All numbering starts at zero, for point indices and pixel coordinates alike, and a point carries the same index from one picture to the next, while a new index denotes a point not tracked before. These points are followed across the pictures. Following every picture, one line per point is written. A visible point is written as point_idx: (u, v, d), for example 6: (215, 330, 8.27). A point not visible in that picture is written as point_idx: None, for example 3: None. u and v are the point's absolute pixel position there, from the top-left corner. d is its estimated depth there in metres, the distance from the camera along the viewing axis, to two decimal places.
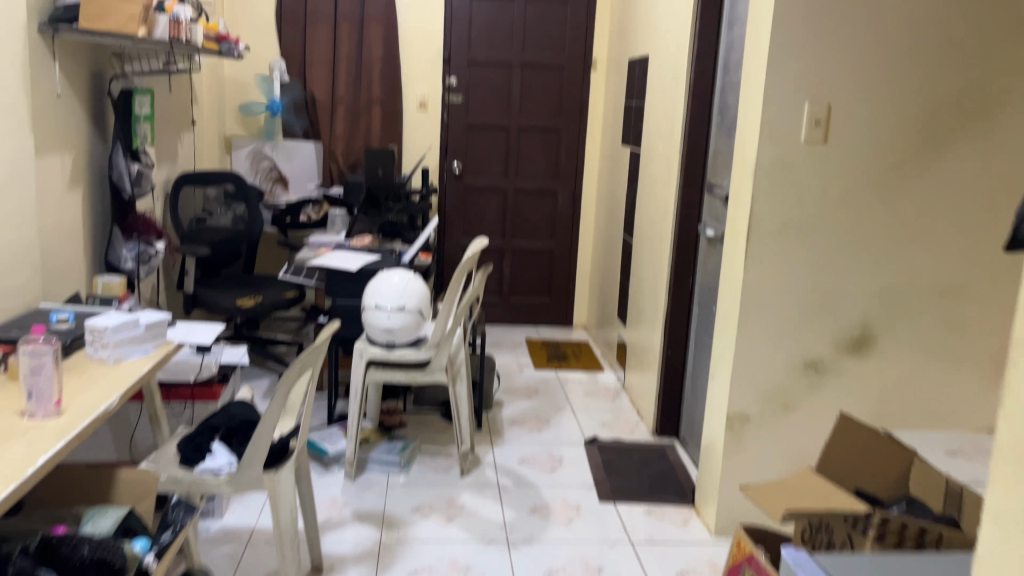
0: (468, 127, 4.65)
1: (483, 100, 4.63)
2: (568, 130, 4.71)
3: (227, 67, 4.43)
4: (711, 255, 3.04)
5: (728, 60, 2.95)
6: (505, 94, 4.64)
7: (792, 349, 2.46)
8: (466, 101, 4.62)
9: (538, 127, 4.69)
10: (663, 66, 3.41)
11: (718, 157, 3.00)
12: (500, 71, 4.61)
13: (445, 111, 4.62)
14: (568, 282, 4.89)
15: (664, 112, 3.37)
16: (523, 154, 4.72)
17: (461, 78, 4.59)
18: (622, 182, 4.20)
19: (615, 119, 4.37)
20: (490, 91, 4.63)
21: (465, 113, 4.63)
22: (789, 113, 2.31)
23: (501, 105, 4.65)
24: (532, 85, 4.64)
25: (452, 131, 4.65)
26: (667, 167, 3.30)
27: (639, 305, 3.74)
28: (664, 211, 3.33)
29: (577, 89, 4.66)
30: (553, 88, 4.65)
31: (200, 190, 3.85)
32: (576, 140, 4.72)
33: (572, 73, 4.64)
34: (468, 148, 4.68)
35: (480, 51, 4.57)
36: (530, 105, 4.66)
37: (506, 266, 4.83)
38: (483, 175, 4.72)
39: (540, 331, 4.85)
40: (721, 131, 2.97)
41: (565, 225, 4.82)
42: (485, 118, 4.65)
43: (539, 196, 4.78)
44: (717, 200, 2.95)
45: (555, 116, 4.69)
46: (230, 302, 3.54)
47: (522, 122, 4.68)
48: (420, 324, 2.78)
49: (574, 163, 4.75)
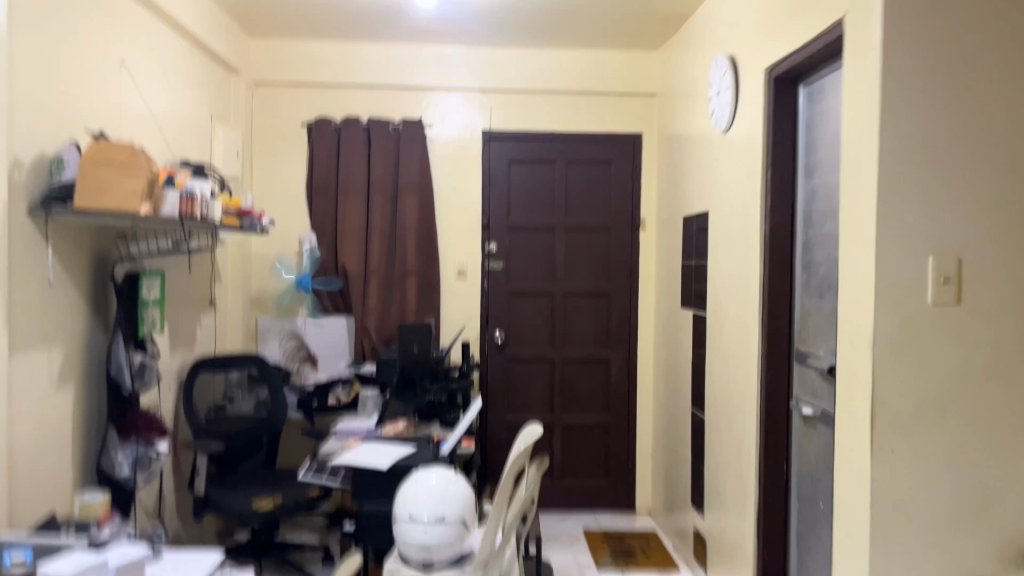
0: (511, 294, 4.32)
1: (525, 266, 4.32)
2: (618, 293, 4.34)
3: (255, 242, 4.21)
4: (810, 438, 2.54)
5: (808, 213, 2.59)
6: (549, 258, 4.33)
7: (943, 566, 1.91)
8: (507, 267, 4.31)
9: (585, 291, 4.33)
10: (727, 223, 3.06)
11: (807, 322, 2.57)
12: (543, 235, 4.32)
13: (485, 279, 4.30)
14: (627, 461, 4.34)
15: (733, 273, 2.99)
16: (571, 321, 4.34)
17: (500, 243, 4.30)
18: (684, 349, 3.76)
19: (671, 280, 4.00)
20: (532, 256, 4.32)
21: (506, 280, 4.31)
22: (908, 271, 1.90)
23: (544, 269, 4.32)
24: (577, 247, 4.33)
25: (492, 300, 4.31)
26: (743, 335, 2.87)
27: (717, 492, 3.19)
28: (743, 385, 2.87)
29: (626, 250, 4.33)
30: (600, 250, 4.33)
31: (222, 375, 3.52)
32: (627, 304, 4.34)
33: (619, 233, 4.33)
34: (510, 316, 4.32)
35: (520, 215, 4.31)
36: (575, 269, 4.33)
37: (557, 445, 4.32)
38: (528, 345, 4.33)
39: (598, 518, 4.26)
40: (809, 292, 2.56)
41: (620, 396, 4.35)
42: (527, 284, 4.32)
43: (590, 366, 4.35)
44: (812, 371, 2.50)
45: (603, 279, 4.34)
46: (246, 504, 3.08)
47: (568, 287, 4.33)
48: (464, 537, 2.28)
49: (626, 328, 4.34)
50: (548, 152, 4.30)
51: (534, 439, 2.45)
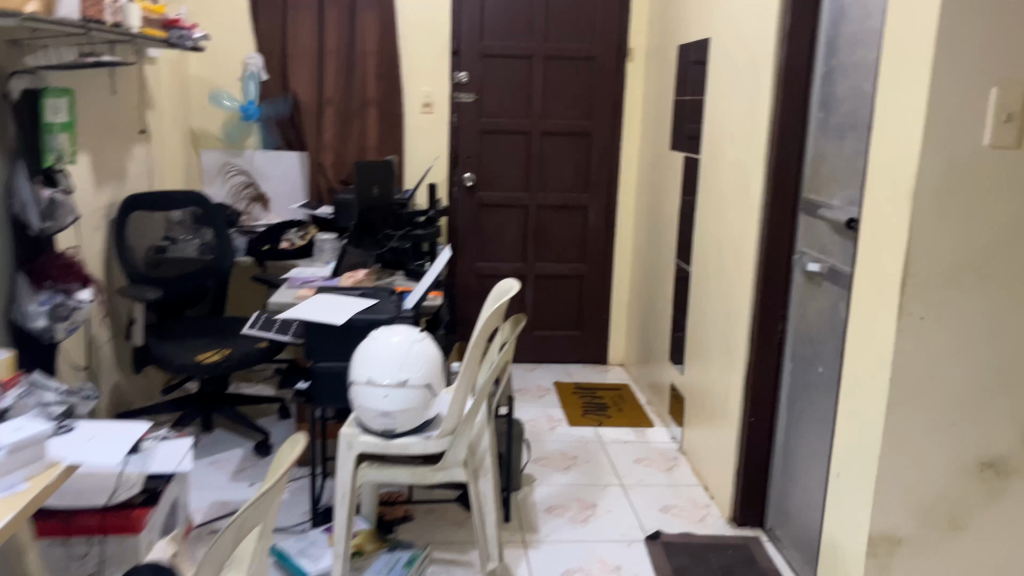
0: (482, 131, 3.92)
1: (498, 99, 3.90)
2: (599, 133, 3.97)
3: (193, 65, 3.71)
4: (813, 297, 2.30)
5: (834, 38, 2.21)
6: (524, 91, 3.91)
7: (963, 443, 1.72)
8: (478, 101, 3.89)
9: (564, 130, 3.95)
10: (732, 52, 2.68)
11: (821, 168, 2.26)
12: (519, 65, 3.88)
13: (454, 113, 3.89)
14: (601, 312, 4.14)
15: (735, 110, 2.63)
16: (547, 162, 3.98)
17: (471, 73, 3.86)
18: (671, 196, 3.46)
19: (660, 119, 3.64)
20: (506, 88, 3.89)
21: (477, 115, 3.90)
22: (967, 105, 1.57)
23: (519, 104, 3.92)
24: (557, 80, 3.91)
25: (461, 137, 3.91)
26: (743, 181, 2.56)
27: (700, 350, 3.00)
28: (740, 236, 2.59)
29: (610, 84, 3.92)
30: (582, 83, 3.91)
31: (160, 214, 3.18)
32: (608, 144, 3.98)
33: (604, 65, 3.90)
34: (481, 156, 3.95)
35: (494, 41, 3.84)
36: (554, 104, 3.93)
37: (529, 294, 4.10)
38: (500, 188, 3.99)
39: (570, 370, 4.11)
40: (826, 133, 2.23)
41: (597, 245, 4.08)
42: (500, 120, 3.92)
43: (567, 212, 4.04)
44: (823, 224, 2.22)
45: (584, 116, 3.95)
46: (189, 357, 2.82)
47: (545, 124, 3.94)
48: (429, 403, 2.05)
49: (606, 172, 4.01)
50: None
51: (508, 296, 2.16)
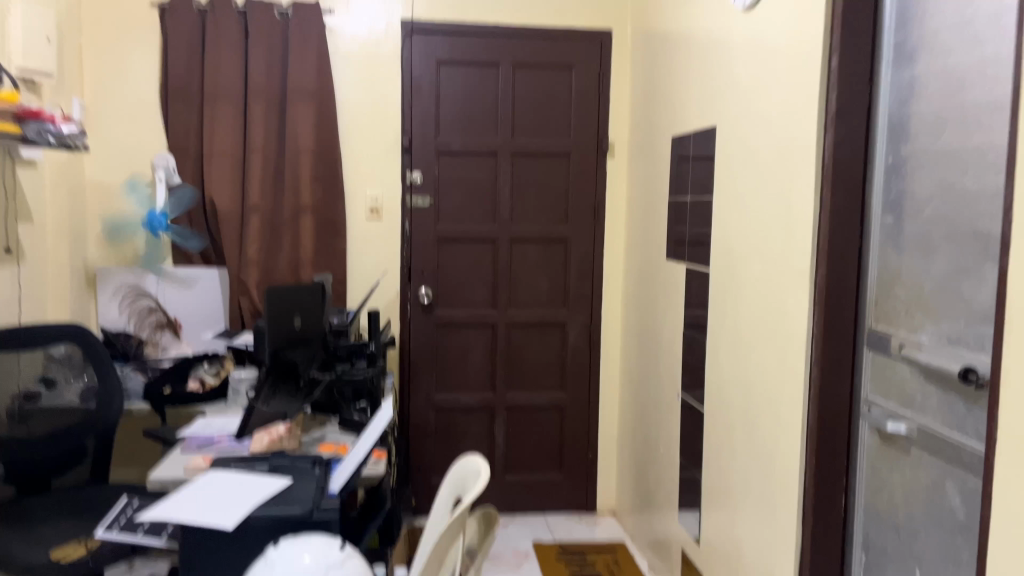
0: (440, 239, 3.32)
1: (459, 202, 3.33)
2: (578, 238, 3.40)
3: (91, 168, 3.09)
4: (895, 467, 1.67)
5: (901, 118, 1.67)
6: (489, 192, 3.34)
7: None
8: (435, 205, 3.31)
9: (536, 236, 3.37)
10: (750, 142, 2.13)
11: (896, 289, 1.67)
12: (482, 162, 3.32)
13: (406, 219, 3.29)
14: (585, 451, 3.47)
15: (760, 213, 2.07)
16: (517, 274, 3.38)
17: (427, 171, 3.29)
18: (670, 314, 2.86)
19: (652, 221, 3.08)
20: (468, 189, 3.33)
21: (435, 221, 3.31)
22: None
23: (484, 207, 3.34)
24: (526, 179, 3.35)
25: (416, 246, 3.31)
26: (778, 303, 1.97)
27: (723, 515, 2.34)
28: (777, 376, 1.97)
29: (588, 183, 3.38)
30: (556, 182, 3.37)
31: (38, 352, 2.40)
32: (588, 252, 3.41)
33: (580, 161, 3.37)
34: (440, 267, 3.33)
35: (453, 135, 3.29)
36: (525, 207, 3.37)
37: (500, 431, 3.41)
38: (462, 305, 3.36)
39: (551, 522, 3.39)
40: (901, 243, 1.65)
41: (580, 369, 3.44)
42: (462, 226, 3.33)
43: (542, 332, 3.42)
44: (909, 368, 1.61)
45: (559, 220, 3.39)
46: (42, 555, 2.07)
47: (514, 230, 3.36)
48: None
49: (587, 283, 3.42)
50: (489, 51, 3.27)
51: (479, 493, 1.45)
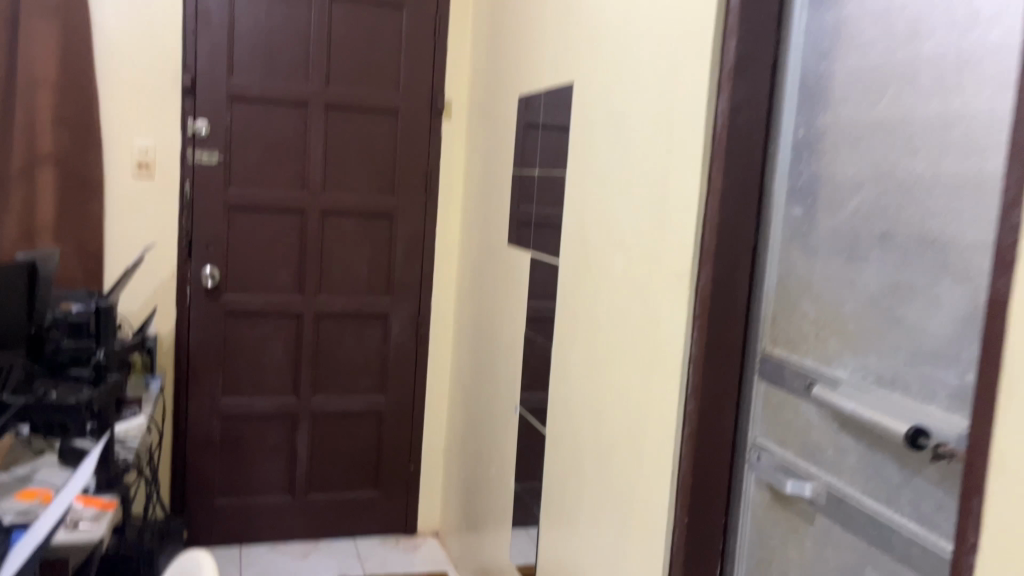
0: (232, 206, 2.67)
1: (258, 162, 2.69)
2: (406, 214, 2.86)
3: None
4: (790, 536, 1.27)
5: (818, 77, 1.26)
6: (296, 151, 2.72)
7: None
8: (226, 164, 2.65)
9: (353, 209, 2.80)
10: (619, 102, 1.68)
11: (802, 304, 1.27)
12: (288, 114, 2.70)
13: (188, 179, 2.62)
14: (406, 464, 2.96)
15: (627, 196, 1.62)
16: (330, 254, 2.80)
17: (216, 119, 2.62)
18: (509, 311, 2.39)
19: (493, 198, 2.59)
20: (270, 146, 2.69)
21: (225, 183, 2.66)
22: None
23: (290, 169, 2.72)
24: (344, 138, 2.77)
25: (199, 213, 2.64)
26: (646, 312, 1.53)
27: (564, 563, 1.91)
28: (641, 406, 1.55)
29: (419, 147, 2.84)
30: (380, 144, 2.80)
31: None
32: (417, 230, 2.87)
33: (409, 121, 2.82)
34: (230, 242, 2.69)
35: (250, 77, 2.64)
36: (341, 171, 2.78)
37: (303, 442, 2.83)
38: (258, 290, 2.74)
39: (362, 549, 2.87)
40: (812, 242, 1.25)
41: (403, 368, 2.92)
42: (260, 191, 2.70)
43: (358, 323, 2.85)
44: (818, 412, 1.21)
45: (384, 191, 2.83)
46: None
47: (327, 199, 2.77)
48: None
49: (414, 267, 2.88)
50: None
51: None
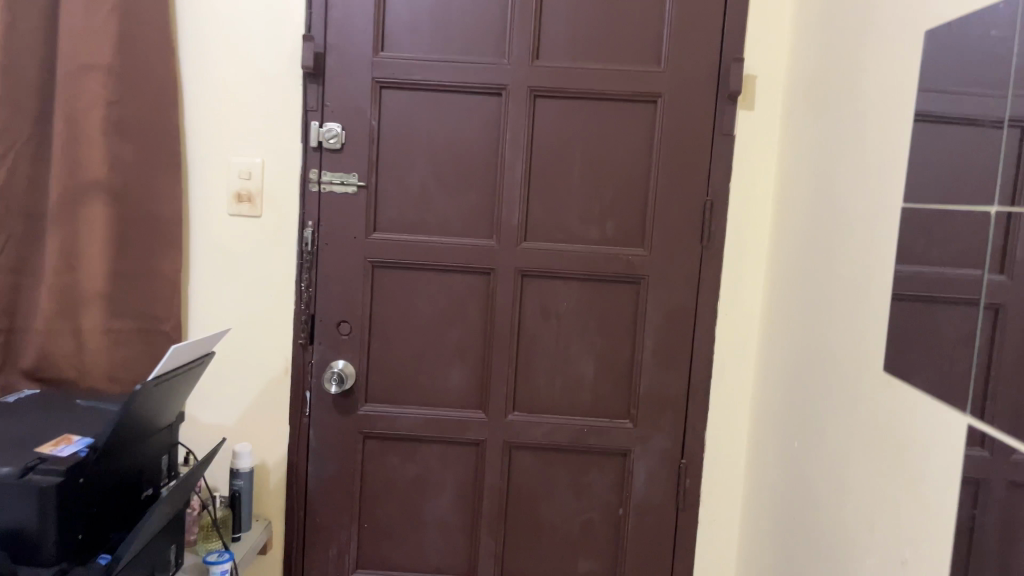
0: (377, 261, 1.65)
1: (419, 189, 1.64)
2: (665, 277, 1.63)
3: None
4: None
5: None
6: (482, 173, 1.64)
7: None
8: (371, 195, 1.64)
9: (575, 270, 1.65)
10: None
11: None
12: (471, 112, 1.62)
13: (311, 217, 1.64)
14: None
15: None
16: (533, 343, 1.67)
17: (356, 120, 1.62)
18: (872, 518, 1.07)
19: (832, 256, 1.29)
20: (439, 163, 1.64)
21: (368, 224, 1.64)
22: None
23: (470, 202, 1.65)
24: (560, 147, 1.63)
25: (327, 273, 1.65)
26: None
27: None
28: None
29: (693, 163, 1.61)
30: (624, 158, 1.62)
31: None
32: (682, 308, 1.64)
33: (676, 114, 1.60)
34: (373, 320, 1.67)
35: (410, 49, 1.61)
36: (554, 204, 1.64)
37: None
38: (415, 400, 1.69)
39: None
40: None
41: (653, 544, 1.69)
42: (423, 237, 1.65)
43: (575, 463, 1.69)
44: None
45: (626, 236, 1.64)
46: None
47: (530, 253, 1.65)
48: None
49: (674, 372, 1.65)
50: None
51: None
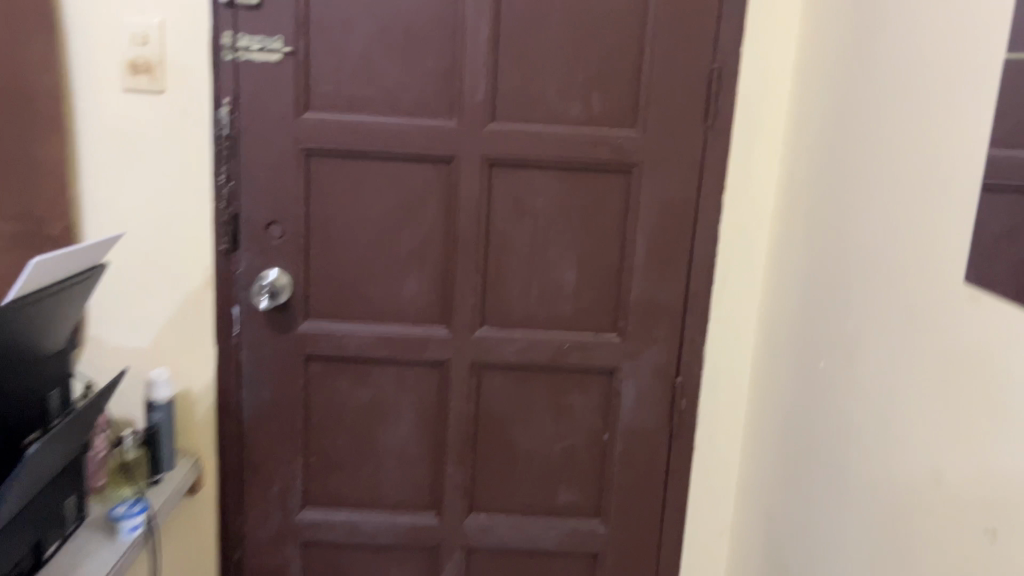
0: (313, 149, 1.36)
1: (361, 57, 1.33)
2: (662, 166, 1.36)
3: None
4: None
5: None
6: (440, 37, 1.33)
7: None
8: (301, 66, 1.33)
9: (553, 157, 1.36)
10: None
11: None
12: None
13: (227, 95, 1.33)
14: None
15: None
16: (505, 246, 1.41)
17: None
18: (940, 465, 0.85)
19: (882, 134, 1.02)
20: (385, 24, 1.32)
21: (298, 104, 1.34)
22: None
23: (425, 73, 1.34)
24: (535, 2, 1.31)
25: (251, 164, 1.35)
26: None
27: None
28: None
29: (698, 23, 1.31)
30: (612, 17, 1.31)
31: None
32: (682, 202, 1.37)
33: None
34: (312, 221, 1.39)
35: None
36: (528, 76, 1.34)
37: None
38: (365, 315, 1.43)
39: None
40: None
41: (644, 473, 1.48)
42: (368, 118, 1.35)
43: (554, 385, 1.46)
44: None
45: (615, 114, 1.35)
46: None
47: (500, 136, 1.36)
48: None
49: (670, 277, 1.40)
50: None
51: None
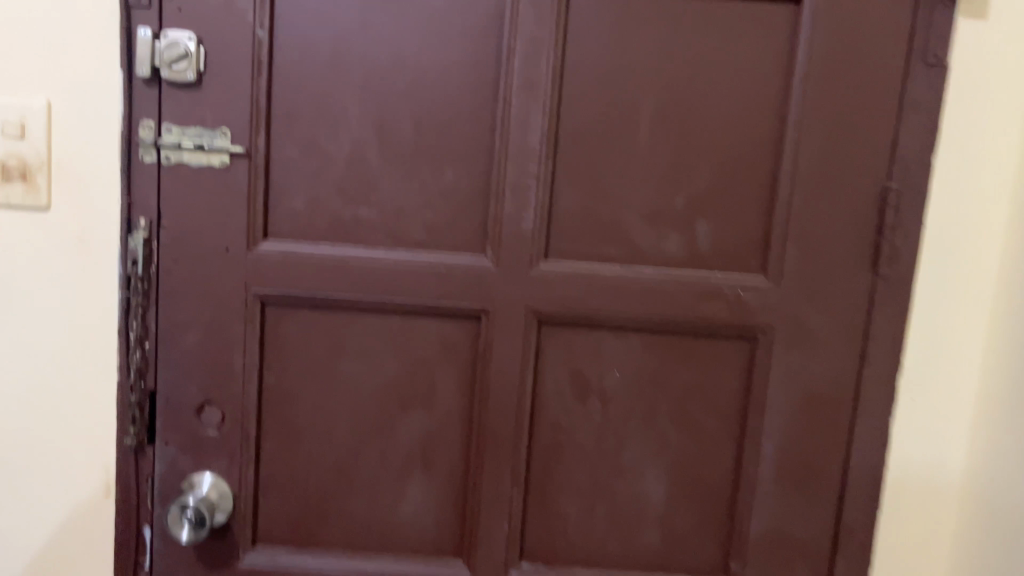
0: (273, 295, 0.90)
1: (351, 160, 0.88)
2: (805, 331, 0.89)
3: None
4: None
5: None
6: (470, 132, 0.88)
7: None
8: (258, 174, 0.88)
9: (635, 316, 0.90)
10: None
11: None
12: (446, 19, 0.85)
13: (145, 213, 0.88)
14: None
15: None
16: (559, 444, 0.93)
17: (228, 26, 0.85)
18: None
19: None
20: (388, 112, 0.87)
21: (251, 229, 0.89)
22: None
23: (445, 184, 0.89)
24: (618, 88, 0.86)
25: (179, 317, 0.90)
26: None
27: None
28: None
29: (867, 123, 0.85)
30: (734, 113, 0.86)
31: None
32: (833, 388, 0.89)
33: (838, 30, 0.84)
34: (267, 400, 0.92)
35: None
36: (602, 192, 0.88)
37: None
38: (343, 541, 0.94)
39: None
40: None
41: None
42: (357, 252, 0.89)
43: None
44: None
45: (732, 251, 0.89)
46: None
47: (556, 283, 0.89)
48: None
49: (812, 499, 0.91)
50: None
51: None
